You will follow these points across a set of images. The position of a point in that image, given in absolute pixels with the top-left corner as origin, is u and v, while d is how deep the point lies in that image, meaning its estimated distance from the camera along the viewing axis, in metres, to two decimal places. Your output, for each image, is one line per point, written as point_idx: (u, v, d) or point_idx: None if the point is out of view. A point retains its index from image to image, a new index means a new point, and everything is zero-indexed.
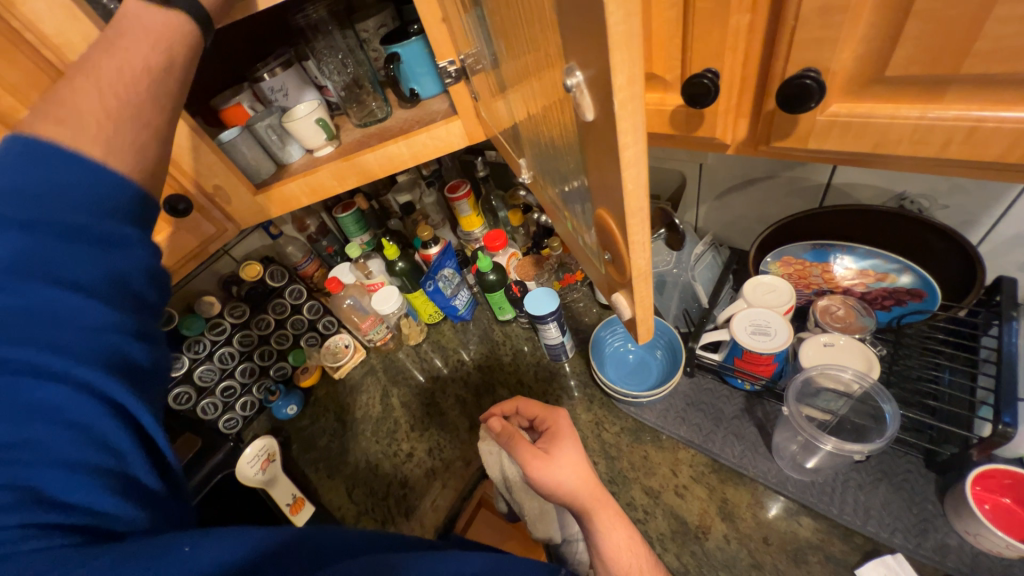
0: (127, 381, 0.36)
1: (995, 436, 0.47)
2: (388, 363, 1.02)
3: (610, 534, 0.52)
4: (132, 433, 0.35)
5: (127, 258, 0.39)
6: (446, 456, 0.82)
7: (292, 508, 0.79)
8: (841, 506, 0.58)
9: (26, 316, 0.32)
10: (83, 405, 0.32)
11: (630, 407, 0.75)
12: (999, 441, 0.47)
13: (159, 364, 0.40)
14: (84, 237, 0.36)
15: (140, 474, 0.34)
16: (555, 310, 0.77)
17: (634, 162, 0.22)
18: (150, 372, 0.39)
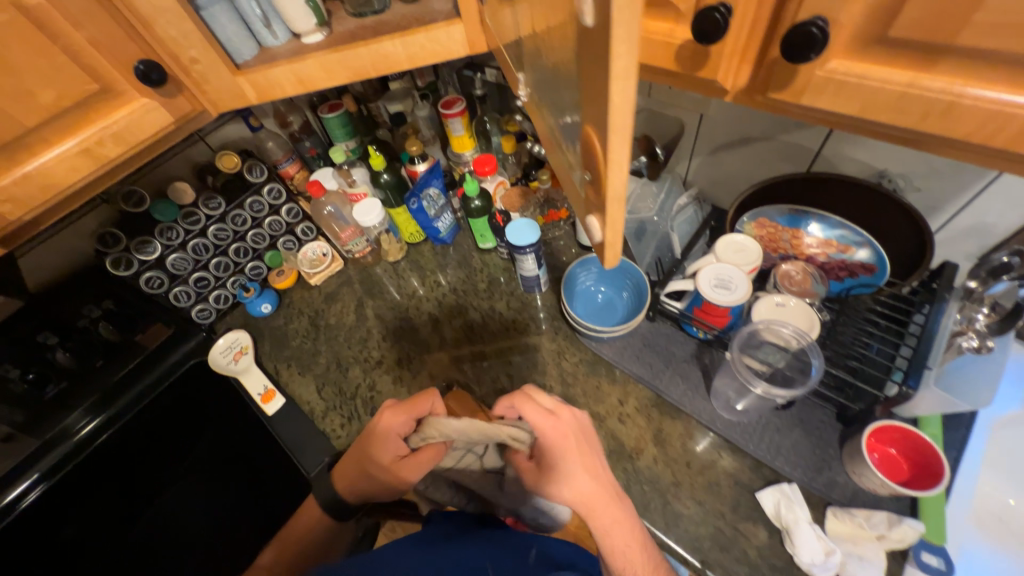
0: None
1: (898, 396, 0.54)
2: (365, 276, 1.03)
3: (609, 535, 0.52)
4: None
5: None
6: (413, 367, 0.87)
7: (263, 397, 0.86)
8: (757, 442, 0.66)
9: None
10: None
11: (592, 342, 0.80)
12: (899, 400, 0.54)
13: None
14: None
15: None
16: (534, 242, 0.79)
17: (625, 75, 0.22)
18: None
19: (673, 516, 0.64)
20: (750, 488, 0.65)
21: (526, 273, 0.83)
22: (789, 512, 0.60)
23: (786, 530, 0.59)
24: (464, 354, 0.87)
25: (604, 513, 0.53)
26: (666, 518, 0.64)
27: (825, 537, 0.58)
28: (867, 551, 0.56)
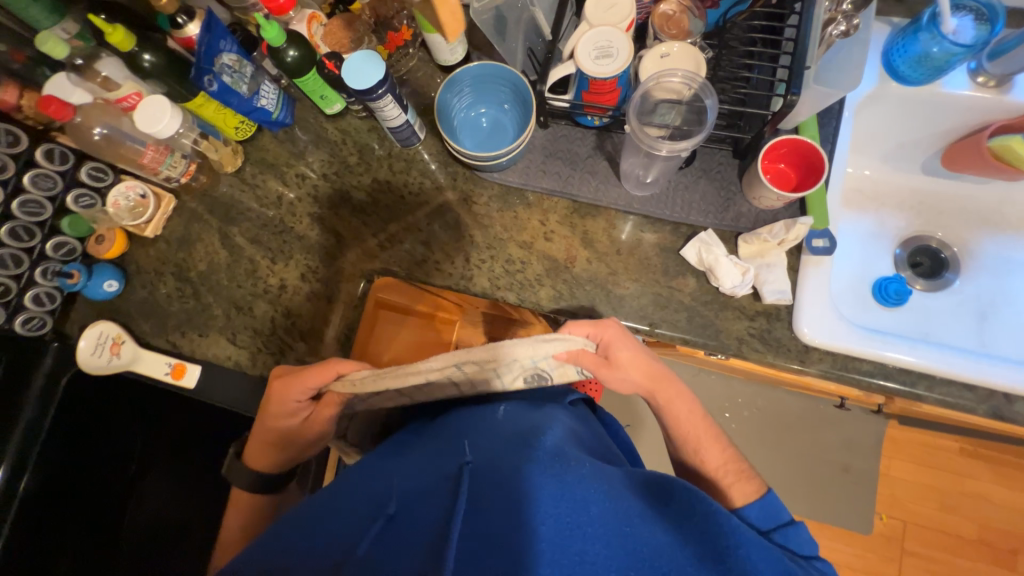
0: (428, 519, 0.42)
1: (783, 109, 0.55)
2: (212, 202, 0.82)
3: (671, 407, 0.62)
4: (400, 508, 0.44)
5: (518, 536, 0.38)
6: (323, 277, 0.78)
7: (174, 374, 0.76)
8: (672, 206, 0.69)
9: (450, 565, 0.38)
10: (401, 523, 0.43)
11: (494, 174, 0.74)
12: (785, 113, 0.55)
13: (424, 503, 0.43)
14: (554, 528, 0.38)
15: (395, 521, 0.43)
16: (385, 78, 0.63)
17: None
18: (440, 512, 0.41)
19: (618, 300, 0.69)
20: (674, 248, 0.69)
21: (394, 122, 0.69)
22: (709, 254, 0.66)
23: (708, 269, 0.66)
24: (370, 240, 0.77)
25: (665, 390, 0.62)
26: (613, 304, 0.69)
27: (740, 262, 0.65)
28: (773, 258, 0.65)
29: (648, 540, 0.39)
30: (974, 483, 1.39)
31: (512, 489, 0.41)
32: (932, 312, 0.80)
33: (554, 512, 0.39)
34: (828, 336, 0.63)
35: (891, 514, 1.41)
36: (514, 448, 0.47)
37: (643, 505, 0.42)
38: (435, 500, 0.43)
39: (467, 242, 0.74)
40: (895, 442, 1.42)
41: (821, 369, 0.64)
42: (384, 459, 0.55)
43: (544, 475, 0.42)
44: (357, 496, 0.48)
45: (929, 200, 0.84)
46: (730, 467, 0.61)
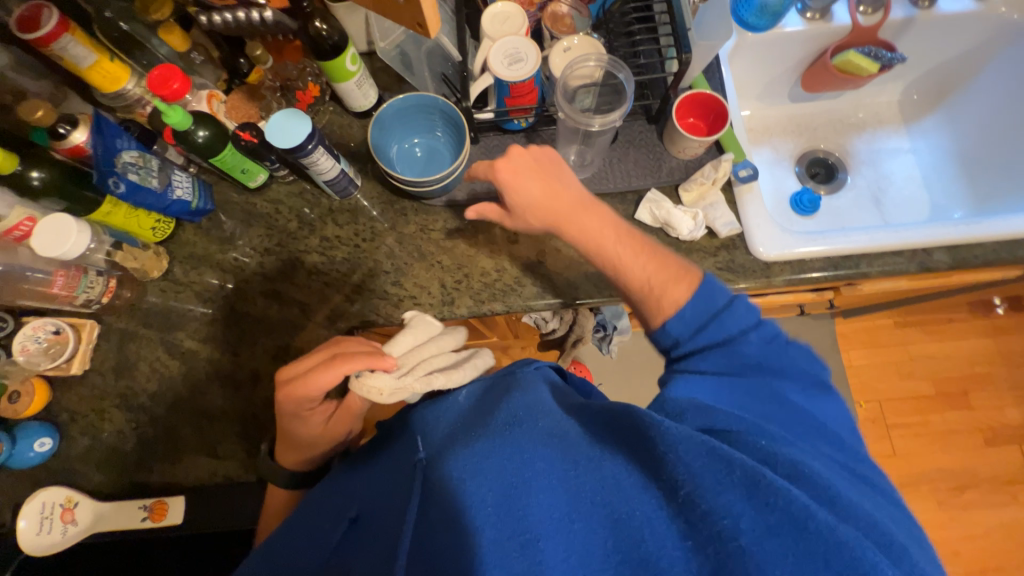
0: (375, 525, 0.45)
1: (682, 66, 0.62)
2: (144, 315, 0.74)
3: (591, 232, 0.57)
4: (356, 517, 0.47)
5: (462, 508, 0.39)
6: (294, 353, 0.72)
7: (153, 517, 0.66)
8: (613, 179, 0.74)
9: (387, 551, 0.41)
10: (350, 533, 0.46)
11: (442, 197, 0.75)
12: (684, 70, 0.63)
13: (374, 510, 0.46)
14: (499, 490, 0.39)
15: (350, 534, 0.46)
16: (313, 131, 0.62)
17: None
18: (388, 520, 0.43)
19: (597, 276, 0.72)
20: (629, 214, 0.74)
21: (331, 173, 0.68)
22: (661, 209, 0.71)
23: (664, 223, 0.72)
24: (336, 299, 0.74)
25: (583, 223, 0.57)
26: (593, 281, 0.72)
27: (688, 208, 0.72)
28: (713, 197, 0.72)
29: (593, 480, 0.39)
30: (921, 347, 1.60)
31: (457, 463, 0.43)
32: (838, 208, 0.93)
33: (496, 479, 0.40)
34: (779, 248, 0.71)
35: (868, 400, 1.57)
36: (468, 430, 0.47)
37: (596, 448, 0.42)
38: (399, 502, 0.45)
39: (437, 269, 0.74)
40: (848, 337, 1.60)
41: (787, 277, 0.71)
42: (359, 473, 0.53)
43: (493, 448, 0.42)
44: (321, 511, 0.49)
45: (804, 120, 0.99)
46: (652, 282, 0.54)
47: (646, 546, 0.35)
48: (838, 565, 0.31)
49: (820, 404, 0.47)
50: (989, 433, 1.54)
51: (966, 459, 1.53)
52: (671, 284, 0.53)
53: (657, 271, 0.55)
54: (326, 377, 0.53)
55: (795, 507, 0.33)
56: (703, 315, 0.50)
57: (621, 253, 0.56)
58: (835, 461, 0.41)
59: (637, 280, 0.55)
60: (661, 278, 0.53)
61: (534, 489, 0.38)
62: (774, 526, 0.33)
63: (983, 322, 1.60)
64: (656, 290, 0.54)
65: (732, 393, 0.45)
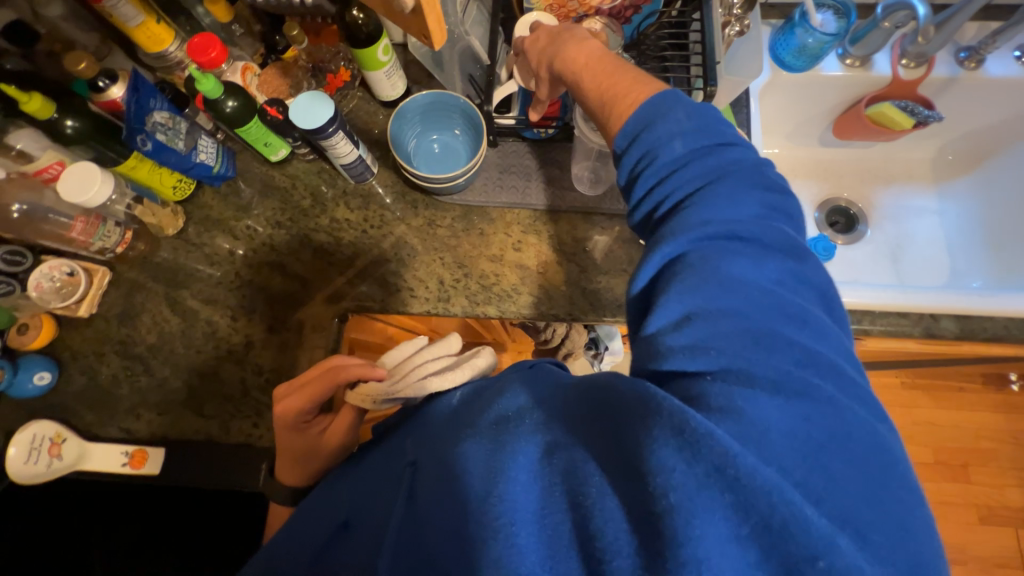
0: (359, 530, 0.45)
1: (706, 99, 0.62)
2: (153, 269, 0.77)
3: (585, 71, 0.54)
4: (340, 520, 0.48)
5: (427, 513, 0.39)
6: (289, 326, 0.74)
7: (133, 462, 0.68)
8: (624, 201, 0.74)
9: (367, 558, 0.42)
10: (336, 541, 0.47)
11: (454, 196, 0.76)
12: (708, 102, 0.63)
13: (357, 513, 0.47)
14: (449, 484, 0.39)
15: (339, 541, 0.46)
16: (335, 116, 0.64)
17: None
18: (370, 525, 0.44)
19: (594, 294, 0.72)
20: (634, 237, 0.74)
21: (349, 158, 0.70)
22: None
23: None
24: (338, 280, 0.75)
25: (589, 64, 0.55)
26: (589, 299, 0.72)
27: None
28: None
29: (544, 461, 0.37)
30: (926, 413, 1.55)
31: (434, 459, 0.42)
32: (855, 261, 0.91)
33: (451, 472, 0.39)
34: None
35: None
36: (448, 422, 0.46)
37: (549, 424, 0.39)
38: (383, 504, 0.45)
39: (438, 264, 0.75)
40: None
41: None
42: (352, 467, 0.54)
43: (460, 440, 0.41)
44: (314, 512, 0.50)
45: (830, 167, 0.97)
46: (611, 96, 0.51)
47: (594, 523, 0.32)
48: (759, 514, 0.29)
49: (796, 277, 0.39)
50: (983, 511, 1.49)
51: (955, 533, 1.48)
52: (629, 100, 0.49)
53: (623, 82, 0.51)
54: (316, 387, 0.58)
55: (719, 455, 0.29)
56: (656, 130, 0.46)
57: (601, 71, 0.53)
58: (792, 353, 0.35)
59: (614, 92, 0.51)
60: (627, 92, 0.50)
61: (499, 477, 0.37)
62: (704, 480, 0.30)
63: (996, 397, 1.54)
64: (620, 100, 0.50)
65: (683, 274, 0.39)
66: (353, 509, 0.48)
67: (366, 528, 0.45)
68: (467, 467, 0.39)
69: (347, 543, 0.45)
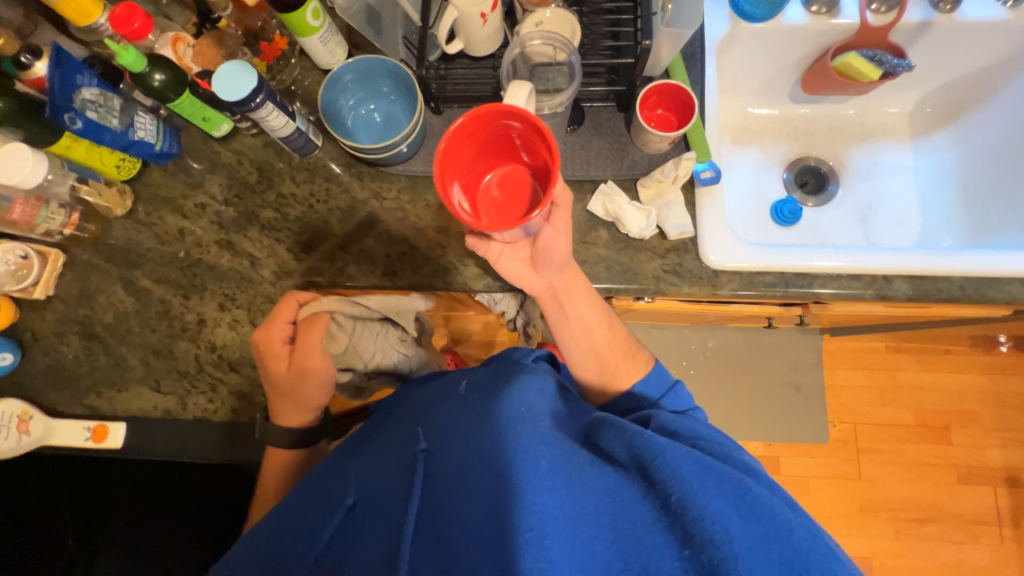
0: (369, 520, 0.45)
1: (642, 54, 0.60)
2: (106, 249, 0.78)
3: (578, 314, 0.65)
4: (345, 508, 0.47)
5: (473, 516, 0.42)
6: (242, 302, 0.74)
7: (97, 437, 0.71)
8: (573, 166, 0.72)
9: (388, 548, 0.42)
10: (340, 527, 0.46)
11: (399, 166, 0.74)
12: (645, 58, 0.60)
13: (365, 500, 0.47)
14: (508, 494, 0.42)
15: (342, 530, 0.46)
16: (261, 86, 0.62)
17: None
18: (387, 520, 0.44)
19: None
20: (582, 204, 0.72)
21: (283, 130, 0.68)
22: (613, 203, 0.69)
23: (615, 218, 0.70)
24: (286, 257, 0.75)
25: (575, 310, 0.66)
26: None
27: (642, 205, 0.69)
28: (671, 197, 0.70)
29: (597, 488, 0.42)
30: (907, 375, 1.55)
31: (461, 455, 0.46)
32: (821, 223, 0.88)
33: (509, 478, 0.42)
34: (729, 256, 0.69)
35: (846, 421, 1.54)
36: (475, 421, 0.49)
37: (600, 463, 0.45)
38: (398, 493, 0.46)
39: (386, 237, 0.74)
40: (835, 354, 1.56)
41: (733, 289, 0.69)
42: (341, 463, 0.55)
43: (509, 447, 0.45)
44: (310, 505, 0.50)
45: (806, 128, 0.93)
46: (608, 360, 0.65)
47: (647, 554, 0.39)
48: (786, 557, 0.37)
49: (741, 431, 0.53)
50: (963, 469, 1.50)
51: (933, 493, 1.49)
52: (625, 376, 0.64)
53: (608, 348, 0.65)
54: (287, 310, 0.66)
55: (775, 519, 0.38)
56: (662, 386, 0.64)
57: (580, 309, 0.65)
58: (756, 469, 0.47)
59: (604, 349, 0.65)
60: (622, 352, 0.65)
61: (548, 482, 0.42)
62: (758, 535, 0.37)
63: (981, 359, 1.54)
64: (617, 363, 0.64)
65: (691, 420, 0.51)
66: (360, 494, 0.48)
67: (382, 520, 0.44)
68: (528, 480, 0.42)
69: (356, 531, 0.45)
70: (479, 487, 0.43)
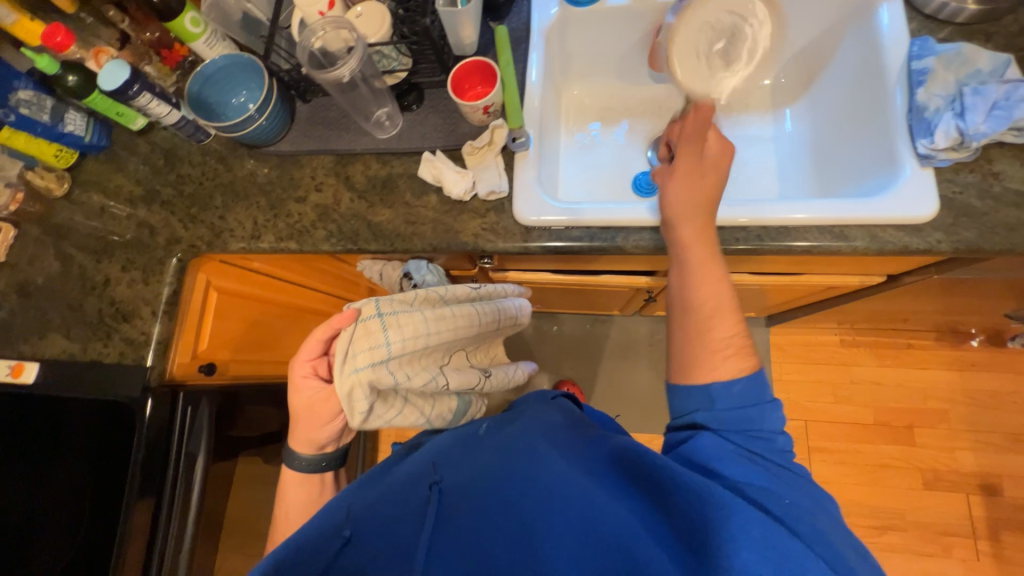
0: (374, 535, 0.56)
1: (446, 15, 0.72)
2: (47, 225, 0.94)
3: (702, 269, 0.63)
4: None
5: (471, 525, 0.53)
6: (140, 264, 0.87)
7: (11, 372, 0.82)
8: (408, 140, 0.81)
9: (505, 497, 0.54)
10: None
11: (268, 146, 0.86)
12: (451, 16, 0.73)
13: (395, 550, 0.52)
14: (500, 495, 0.55)
15: None
16: (133, 77, 0.78)
17: None
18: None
19: (375, 225, 0.79)
20: (416, 173, 0.80)
21: (166, 117, 0.83)
22: (437, 169, 0.77)
23: (440, 182, 0.77)
24: (176, 226, 0.88)
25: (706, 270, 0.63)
26: (372, 230, 0.79)
27: (463, 170, 0.77)
28: (490, 160, 0.77)
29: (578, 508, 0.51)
30: (865, 371, 1.48)
31: (463, 487, 0.57)
32: (755, 186, 0.88)
33: (550, 492, 0.53)
34: (538, 213, 0.74)
35: (795, 417, 1.47)
36: (483, 455, 0.61)
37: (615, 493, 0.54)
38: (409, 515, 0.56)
39: (254, 208, 0.85)
40: (779, 347, 1.52)
41: (541, 243, 0.74)
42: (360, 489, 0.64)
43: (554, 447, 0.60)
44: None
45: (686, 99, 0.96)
46: (729, 344, 0.60)
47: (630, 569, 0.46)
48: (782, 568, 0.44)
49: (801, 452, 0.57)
50: (933, 473, 1.38)
51: (896, 498, 1.38)
52: (719, 368, 0.59)
53: (723, 305, 0.61)
54: (309, 350, 0.72)
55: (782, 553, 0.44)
56: (749, 396, 0.58)
57: (691, 199, 0.65)
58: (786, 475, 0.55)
59: (716, 340, 0.60)
60: (722, 348, 0.60)
61: (546, 521, 0.51)
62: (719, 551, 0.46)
63: (948, 353, 1.46)
64: (682, 374, 0.62)
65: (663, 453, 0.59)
66: (354, 525, 0.56)
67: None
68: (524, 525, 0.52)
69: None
70: (482, 516, 0.53)
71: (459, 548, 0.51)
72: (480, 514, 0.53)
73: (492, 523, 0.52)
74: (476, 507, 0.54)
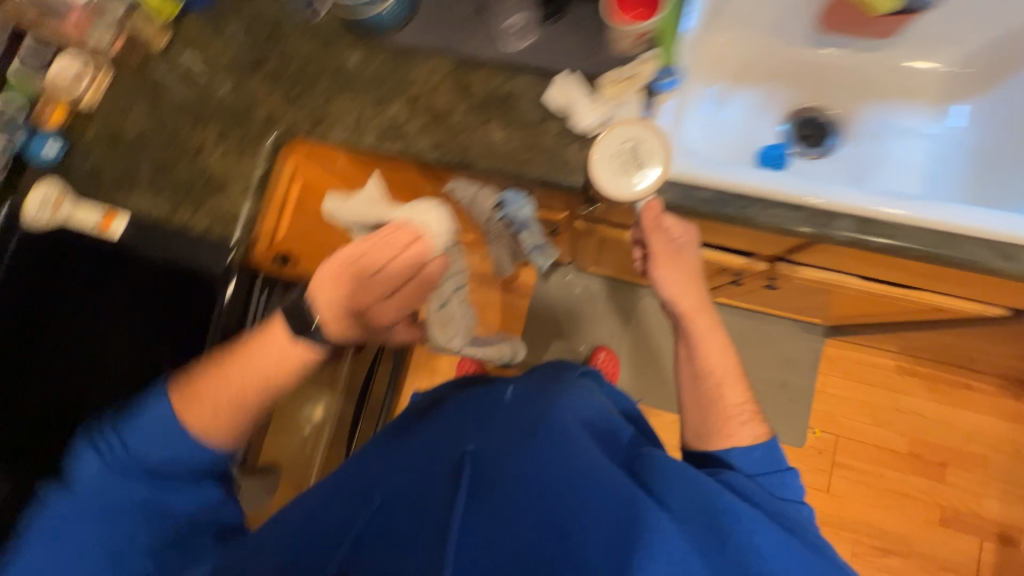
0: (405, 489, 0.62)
1: None
2: (143, 78, 0.91)
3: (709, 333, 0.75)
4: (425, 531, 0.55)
5: (498, 483, 0.58)
6: (236, 137, 0.85)
7: (103, 221, 0.83)
8: (540, 57, 0.75)
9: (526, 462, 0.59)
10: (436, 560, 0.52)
11: (386, 35, 0.80)
12: None
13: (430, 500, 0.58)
14: (525, 459, 0.59)
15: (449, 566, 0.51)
16: None
17: None
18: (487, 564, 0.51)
19: (488, 143, 0.75)
20: (541, 95, 0.74)
21: None
22: (569, 95, 0.71)
23: (569, 110, 0.71)
24: (277, 105, 0.84)
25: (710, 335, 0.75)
26: (484, 148, 0.75)
27: (598, 101, 0.71)
28: (628, 97, 0.71)
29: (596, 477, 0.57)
30: (914, 402, 1.43)
31: (491, 451, 0.61)
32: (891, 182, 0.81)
33: (570, 459, 0.58)
34: (671, 164, 0.68)
35: (827, 430, 1.45)
36: (506, 423, 0.66)
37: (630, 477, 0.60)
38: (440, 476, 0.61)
39: (361, 100, 0.81)
40: (832, 359, 1.47)
41: (666, 198, 0.68)
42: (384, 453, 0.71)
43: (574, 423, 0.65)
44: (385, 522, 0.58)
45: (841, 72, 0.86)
46: (735, 410, 0.73)
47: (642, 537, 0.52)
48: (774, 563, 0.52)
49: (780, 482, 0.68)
50: (952, 513, 1.38)
51: (908, 527, 1.38)
52: (728, 430, 0.71)
53: (730, 376, 0.74)
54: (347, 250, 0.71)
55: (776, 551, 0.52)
56: (769, 463, 0.69)
57: (681, 288, 0.74)
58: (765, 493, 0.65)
59: (729, 407, 0.73)
60: (733, 415, 0.72)
61: (578, 500, 0.55)
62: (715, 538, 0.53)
63: (1008, 403, 1.40)
64: (711, 430, 0.73)
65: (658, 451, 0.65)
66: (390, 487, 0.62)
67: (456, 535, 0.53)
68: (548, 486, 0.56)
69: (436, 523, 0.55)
70: (508, 474, 0.58)
71: (489, 499, 0.56)
72: (508, 474, 0.58)
73: (520, 481, 0.57)
74: (504, 467, 0.59)
